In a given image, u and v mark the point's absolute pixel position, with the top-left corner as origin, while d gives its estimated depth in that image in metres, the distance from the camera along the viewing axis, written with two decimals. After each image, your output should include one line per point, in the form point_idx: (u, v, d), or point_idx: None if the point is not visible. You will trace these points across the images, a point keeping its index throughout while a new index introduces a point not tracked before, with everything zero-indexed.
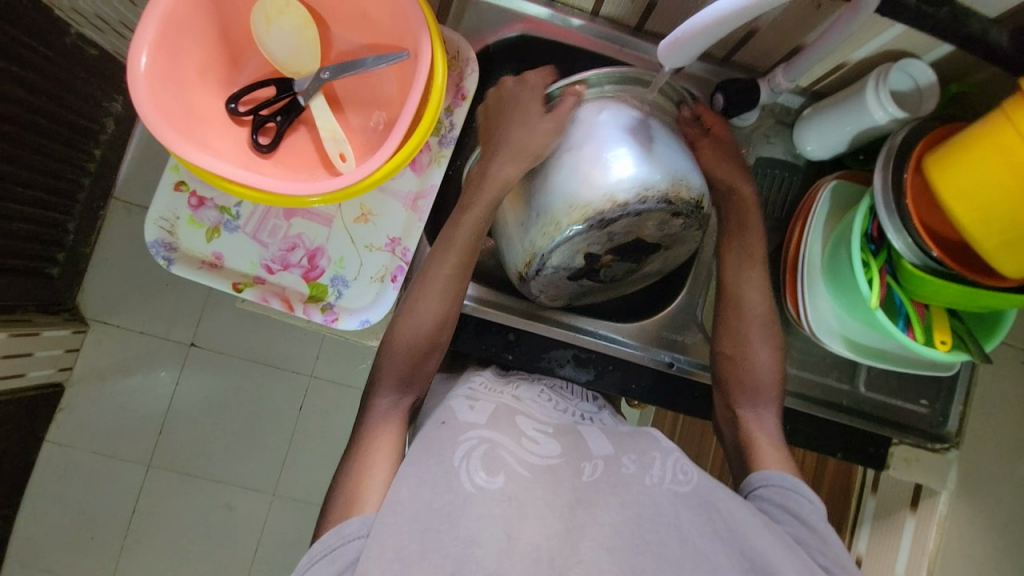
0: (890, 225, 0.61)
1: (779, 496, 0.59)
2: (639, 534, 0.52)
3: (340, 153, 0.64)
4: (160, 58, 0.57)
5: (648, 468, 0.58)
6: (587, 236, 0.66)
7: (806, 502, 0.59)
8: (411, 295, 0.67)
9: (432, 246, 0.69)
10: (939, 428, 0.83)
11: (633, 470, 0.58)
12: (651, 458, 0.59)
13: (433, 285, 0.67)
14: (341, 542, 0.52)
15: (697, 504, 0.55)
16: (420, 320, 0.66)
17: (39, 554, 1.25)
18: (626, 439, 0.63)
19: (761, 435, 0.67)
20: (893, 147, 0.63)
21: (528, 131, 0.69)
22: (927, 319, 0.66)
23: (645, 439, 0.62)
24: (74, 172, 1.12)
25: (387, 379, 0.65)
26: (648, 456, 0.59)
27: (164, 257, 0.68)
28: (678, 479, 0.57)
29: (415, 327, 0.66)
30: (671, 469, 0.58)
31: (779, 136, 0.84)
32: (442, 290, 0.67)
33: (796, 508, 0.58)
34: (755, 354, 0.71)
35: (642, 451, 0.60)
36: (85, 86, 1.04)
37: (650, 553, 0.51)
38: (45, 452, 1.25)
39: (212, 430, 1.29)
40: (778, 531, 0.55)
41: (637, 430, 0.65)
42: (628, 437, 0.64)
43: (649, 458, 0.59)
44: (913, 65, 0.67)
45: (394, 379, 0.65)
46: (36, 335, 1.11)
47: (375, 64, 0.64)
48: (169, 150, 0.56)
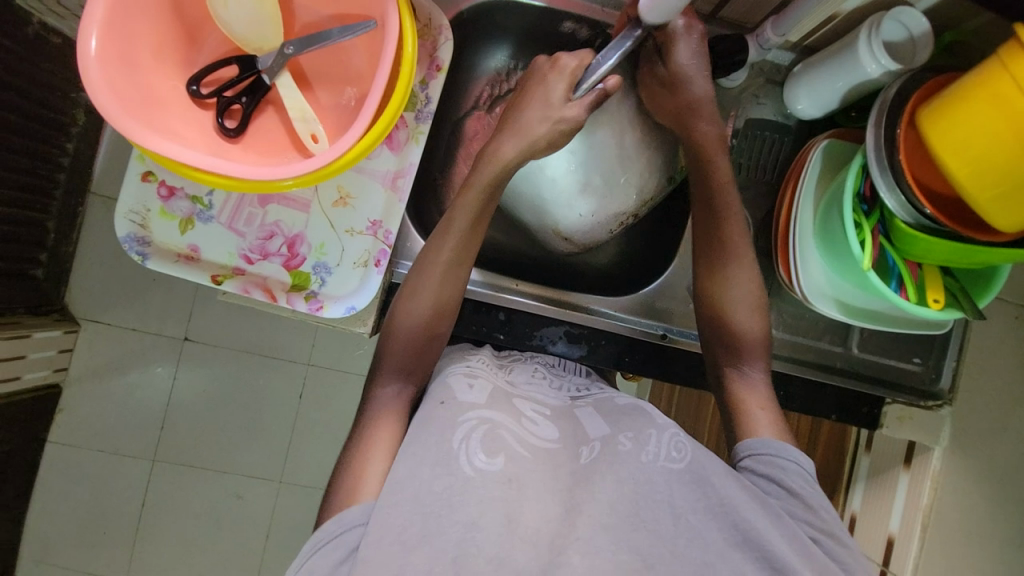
0: (884, 185, 0.60)
1: (762, 465, 0.60)
2: (635, 512, 0.52)
3: (311, 133, 0.61)
4: (110, 40, 0.54)
5: (644, 446, 0.57)
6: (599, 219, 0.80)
7: (790, 469, 0.59)
8: (409, 289, 0.67)
9: (437, 238, 0.67)
10: (933, 385, 0.83)
11: (630, 448, 0.57)
12: (648, 435, 0.58)
13: (428, 279, 0.67)
14: (337, 532, 0.52)
15: (691, 480, 0.54)
16: (418, 310, 0.66)
17: (52, 550, 1.27)
18: (622, 416, 0.61)
19: (751, 393, 0.67)
20: (886, 101, 0.61)
21: (540, 121, 0.69)
22: (919, 279, 0.65)
23: (638, 413, 0.61)
24: (49, 168, 1.08)
25: (388, 365, 0.65)
26: (645, 433, 0.58)
27: (138, 252, 0.65)
28: (673, 455, 0.56)
29: (411, 317, 0.66)
30: (665, 445, 0.57)
31: (768, 96, 0.81)
32: (437, 282, 0.67)
33: (785, 480, 0.58)
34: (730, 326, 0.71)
35: (638, 428, 0.59)
36: (51, 78, 0.99)
37: (644, 530, 0.51)
38: (48, 452, 1.25)
39: (213, 422, 1.29)
40: (768, 504, 0.55)
41: (633, 405, 0.63)
42: (624, 413, 0.62)
43: (645, 435, 0.58)
44: (907, 15, 0.64)
45: (394, 369, 0.65)
46: (26, 337, 1.09)
47: (340, 36, 0.60)
48: (129, 139, 0.53)
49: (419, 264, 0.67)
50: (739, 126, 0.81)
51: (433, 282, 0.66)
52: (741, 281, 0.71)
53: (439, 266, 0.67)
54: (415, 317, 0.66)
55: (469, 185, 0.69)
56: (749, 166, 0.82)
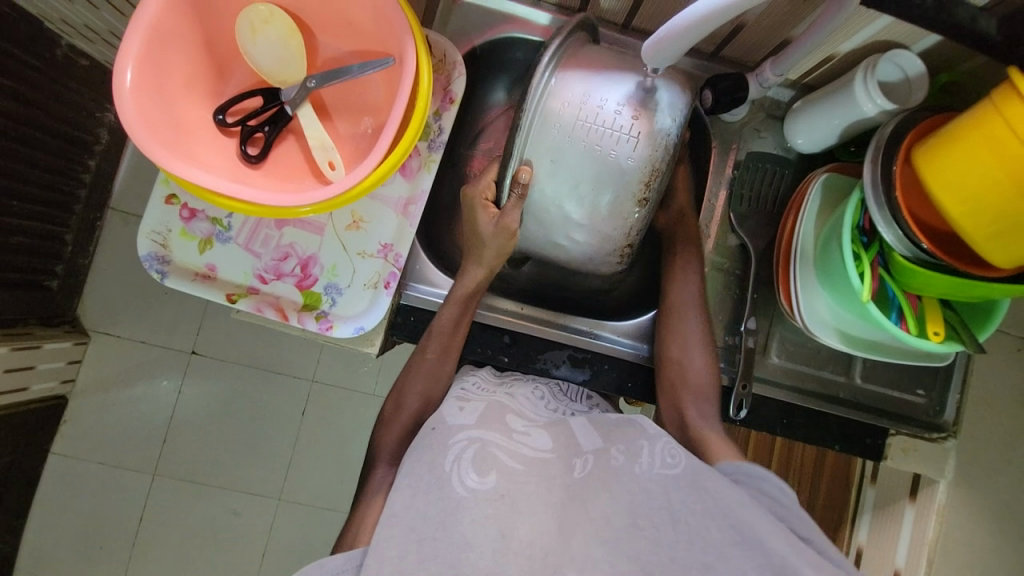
0: (881, 219, 0.62)
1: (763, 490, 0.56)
2: (631, 521, 0.53)
3: (329, 161, 0.64)
4: (145, 72, 0.57)
5: (636, 457, 0.57)
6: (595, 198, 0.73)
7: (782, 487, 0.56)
8: (401, 388, 0.70)
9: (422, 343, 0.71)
10: (937, 417, 0.82)
11: (622, 461, 0.58)
12: (639, 447, 0.58)
13: (415, 377, 0.70)
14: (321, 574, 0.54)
15: (686, 488, 0.54)
16: (407, 401, 0.69)
17: (48, 564, 1.26)
18: (616, 428, 0.61)
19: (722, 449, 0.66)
20: (882, 139, 0.63)
21: (492, 238, 0.72)
22: (919, 311, 0.66)
23: (629, 425, 0.60)
24: (69, 183, 1.12)
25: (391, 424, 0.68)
26: (636, 444, 0.58)
27: (158, 271, 0.68)
28: (666, 463, 0.56)
29: (398, 411, 0.69)
30: (659, 454, 0.57)
31: (769, 130, 0.84)
32: (426, 379, 0.70)
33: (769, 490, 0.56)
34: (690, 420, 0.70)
35: (630, 441, 0.59)
36: (77, 98, 1.04)
37: (642, 537, 0.52)
38: (51, 462, 1.26)
39: (215, 437, 1.30)
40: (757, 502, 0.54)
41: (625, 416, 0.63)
42: (617, 427, 0.62)
43: (636, 447, 0.58)
44: (902, 57, 0.66)
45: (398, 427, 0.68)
46: (37, 347, 1.12)
47: (360, 71, 0.63)
48: (158, 165, 0.56)
49: (409, 365, 0.71)
50: (739, 158, 0.84)
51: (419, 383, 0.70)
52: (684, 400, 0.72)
53: (424, 367, 0.70)
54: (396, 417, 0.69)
55: (450, 297, 0.73)
56: (751, 198, 0.82)
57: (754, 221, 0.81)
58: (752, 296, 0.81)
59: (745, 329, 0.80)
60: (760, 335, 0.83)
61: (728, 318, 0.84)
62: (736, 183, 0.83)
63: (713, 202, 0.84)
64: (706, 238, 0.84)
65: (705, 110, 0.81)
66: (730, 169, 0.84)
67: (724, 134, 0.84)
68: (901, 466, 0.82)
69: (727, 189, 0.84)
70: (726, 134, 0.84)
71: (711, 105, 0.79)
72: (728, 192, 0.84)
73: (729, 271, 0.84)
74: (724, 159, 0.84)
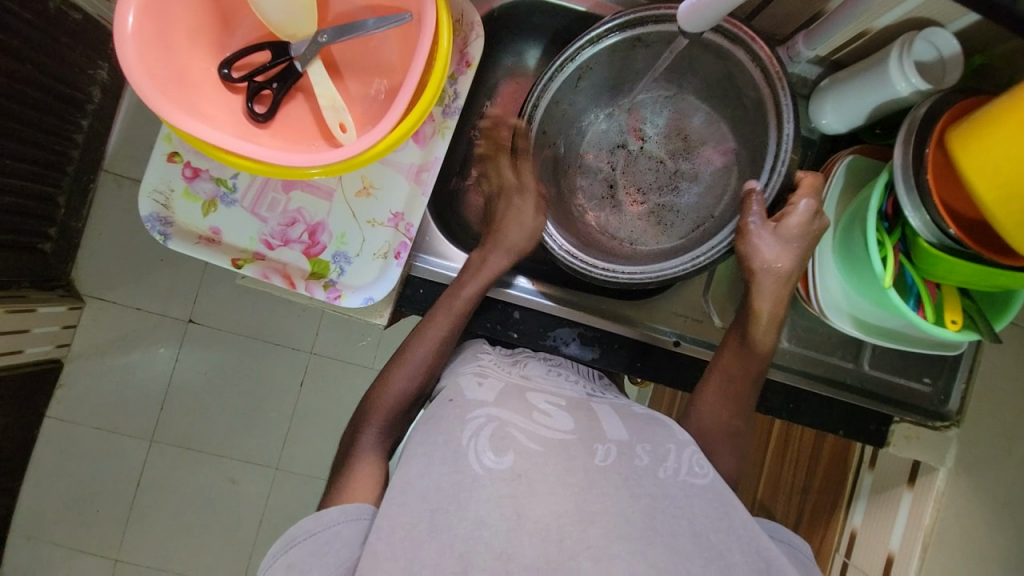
0: (908, 202, 0.60)
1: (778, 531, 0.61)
2: (650, 524, 0.50)
3: (340, 123, 0.61)
4: (147, 19, 0.54)
5: (662, 461, 0.56)
6: (655, 183, 0.85)
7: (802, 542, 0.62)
8: (409, 346, 0.68)
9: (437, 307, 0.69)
10: (942, 406, 0.84)
11: (648, 462, 0.56)
12: (666, 451, 0.58)
13: (428, 340, 0.68)
14: (319, 527, 0.54)
15: (713, 499, 0.54)
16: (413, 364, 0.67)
17: (44, 526, 1.26)
18: (643, 427, 0.61)
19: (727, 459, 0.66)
20: (915, 120, 0.61)
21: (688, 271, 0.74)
22: (937, 299, 0.66)
23: (661, 428, 0.61)
24: (62, 144, 1.08)
25: (394, 392, 0.66)
26: (664, 448, 0.58)
27: (160, 232, 0.65)
28: (694, 471, 0.56)
29: (404, 369, 0.67)
30: (687, 461, 0.57)
31: (794, 109, 0.81)
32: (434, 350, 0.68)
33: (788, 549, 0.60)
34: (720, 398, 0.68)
35: (657, 442, 0.59)
36: (70, 54, 0.99)
37: (662, 543, 0.49)
38: (46, 426, 1.25)
39: (211, 406, 1.29)
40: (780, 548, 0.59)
41: (651, 416, 0.64)
42: (643, 424, 0.62)
43: (664, 450, 0.58)
44: (938, 36, 0.64)
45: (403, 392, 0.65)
46: (31, 311, 1.09)
47: (376, 27, 0.60)
48: (161, 118, 0.53)
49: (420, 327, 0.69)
50: None
51: (430, 343, 0.68)
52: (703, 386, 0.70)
53: (438, 331, 0.68)
54: (410, 375, 0.67)
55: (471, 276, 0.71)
56: None
57: None
58: None
59: None
60: None
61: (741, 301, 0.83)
62: None
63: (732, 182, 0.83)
64: None
65: None
66: None
67: None
68: (902, 453, 0.83)
69: None
70: None
71: None
72: None
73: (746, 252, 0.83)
74: None
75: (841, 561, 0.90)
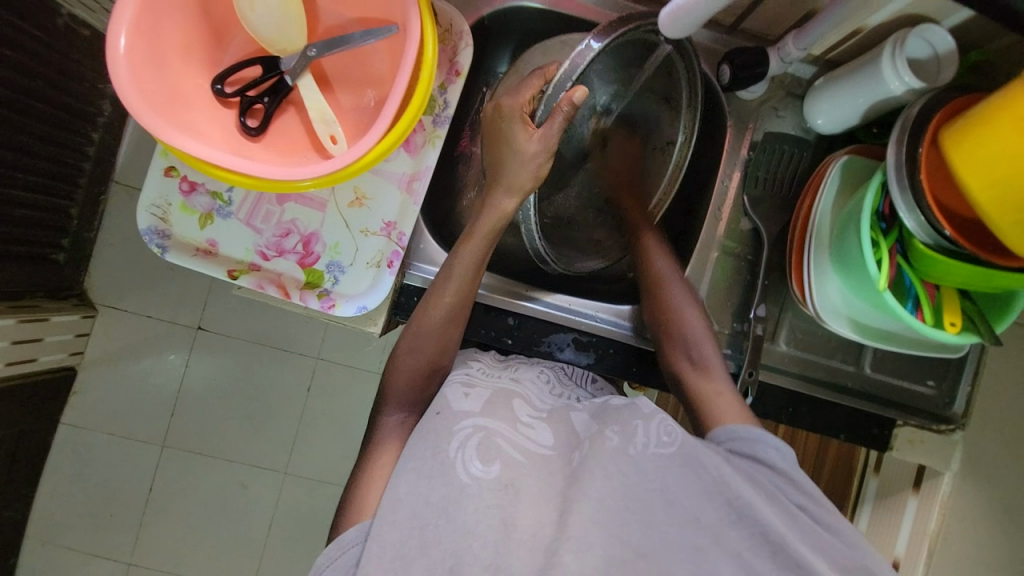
0: (903, 204, 0.59)
1: (745, 446, 0.58)
2: (625, 505, 0.53)
3: (330, 134, 0.62)
4: (139, 40, 0.55)
5: (632, 438, 0.56)
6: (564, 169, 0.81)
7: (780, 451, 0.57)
8: (415, 323, 0.67)
9: (442, 278, 0.67)
10: (946, 409, 0.81)
11: (617, 442, 0.56)
12: (634, 428, 0.57)
13: (433, 319, 0.67)
14: (341, 552, 0.54)
15: (683, 467, 0.54)
16: (421, 347, 0.66)
17: (61, 531, 1.29)
18: (609, 410, 0.60)
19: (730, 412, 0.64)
20: (910, 117, 0.60)
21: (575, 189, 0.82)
22: (937, 300, 0.64)
23: (626, 406, 0.59)
24: (74, 156, 1.11)
25: (394, 398, 0.66)
26: (631, 425, 0.57)
27: (158, 245, 0.67)
28: (662, 441, 0.55)
29: (413, 355, 0.66)
30: (654, 431, 0.56)
31: (788, 109, 0.80)
32: (441, 326, 0.67)
33: (766, 455, 0.57)
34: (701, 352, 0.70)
35: (624, 421, 0.57)
36: (79, 68, 1.02)
37: (637, 522, 0.52)
38: (62, 432, 1.28)
39: (221, 411, 1.32)
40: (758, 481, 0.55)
41: (624, 400, 0.61)
42: (611, 407, 0.61)
43: (631, 428, 0.57)
44: (933, 32, 0.63)
45: (401, 398, 0.66)
46: (45, 320, 1.12)
47: (363, 39, 0.61)
48: (154, 136, 0.55)
49: (425, 304, 0.67)
50: (756, 138, 0.81)
51: (433, 324, 0.66)
52: (676, 342, 0.72)
53: (441, 309, 0.67)
54: (416, 355, 0.66)
55: (473, 234, 0.67)
56: (767, 179, 0.80)
57: (768, 204, 0.79)
58: (761, 282, 0.79)
59: (754, 316, 0.78)
60: (769, 323, 0.81)
61: (739, 304, 0.82)
62: (751, 164, 0.80)
63: (727, 184, 0.82)
64: (718, 222, 0.82)
65: (723, 86, 0.78)
66: (746, 149, 0.81)
67: (741, 112, 0.81)
68: (905, 456, 0.82)
69: (742, 169, 0.81)
70: (742, 113, 0.81)
71: (729, 81, 0.77)
72: (743, 172, 0.81)
73: (741, 255, 0.82)
74: (740, 138, 0.81)
75: None
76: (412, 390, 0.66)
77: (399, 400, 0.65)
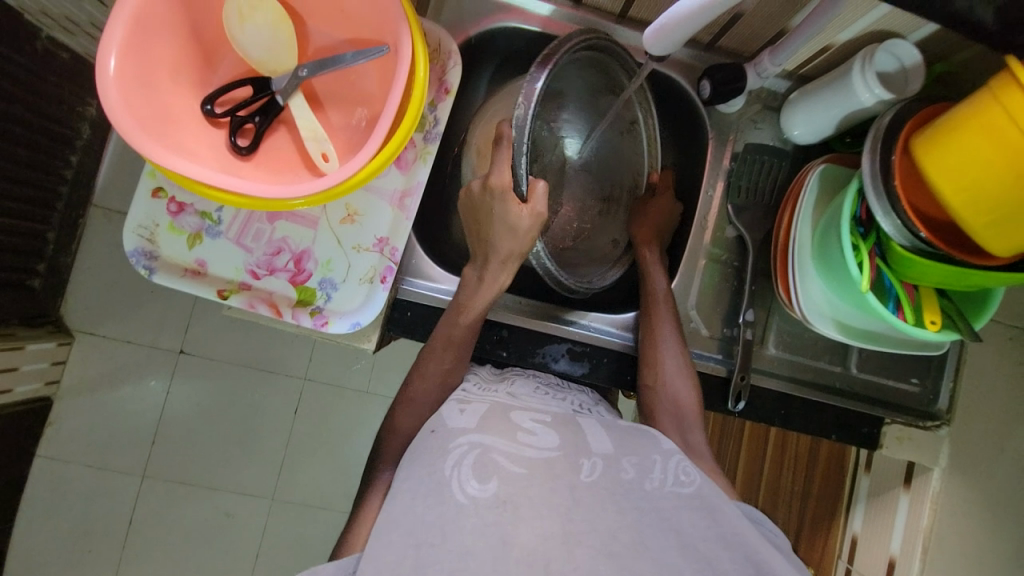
0: (879, 208, 0.62)
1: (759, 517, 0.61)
2: (639, 539, 0.52)
3: (322, 153, 0.62)
4: (129, 59, 0.55)
5: (648, 472, 0.59)
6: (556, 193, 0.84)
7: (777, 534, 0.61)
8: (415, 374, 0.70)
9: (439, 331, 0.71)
10: (931, 406, 0.84)
11: (633, 475, 0.58)
12: (652, 462, 0.60)
13: (428, 382, 0.69)
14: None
15: (700, 507, 0.56)
16: (418, 407, 0.69)
17: (33, 571, 1.23)
18: (627, 436, 0.64)
19: (700, 462, 0.69)
20: (881, 128, 0.63)
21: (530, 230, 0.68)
22: (916, 299, 0.67)
23: (645, 440, 0.63)
24: (50, 180, 1.08)
25: (389, 457, 0.67)
26: (649, 459, 0.60)
27: (145, 266, 0.66)
28: (680, 481, 0.58)
29: (412, 414, 0.69)
30: (672, 471, 0.59)
31: (766, 121, 0.84)
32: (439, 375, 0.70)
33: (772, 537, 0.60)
34: (676, 374, 0.74)
35: (643, 454, 0.61)
36: (58, 91, 1.00)
37: (647, 558, 0.51)
38: (36, 466, 1.23)
39: (206, 437, 1.28)
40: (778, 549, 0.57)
41: (636, 427, 0.65)
42: (628, 434, 0.64)
43: (649, 462, 0.60)
44: (899, 47, 0.67)
45: (395, 454, 0.68)
46: (20, 348, 1.08)
47: (354, 59, 0.62)
48: (144, 156, 0.54)
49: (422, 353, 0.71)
50: (737, 149, 0.84)
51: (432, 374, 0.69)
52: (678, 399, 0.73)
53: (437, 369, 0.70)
54: (414, 412, 0.69)
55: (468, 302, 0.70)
56: (749, 189, 0.82)
57: (752, 212, 0.82)
58: (749, 288, 0.81)
59: (743, 321, 0.80)
60: (758, 327, 0.83)
61: (727, 310, 0.83)
62: (733, 174, 0.83)
63: (711, 193, 0.84)
64: (703, 231, 0.84)
65: (703, 100, 0.81)
66: (727, 160, 0.84)
67: (721, 125, 0.84)
68: (895, 455, 0.83)
69: (725, 179, 0.84)
70: (722, 125, 0.84)
71: (709, 95, 0.79)
72: (726, 182, 0.84)
73: (727, 262, 0.84)
74: (721, 148, 0.84)
75: (844, 566, 0.92)
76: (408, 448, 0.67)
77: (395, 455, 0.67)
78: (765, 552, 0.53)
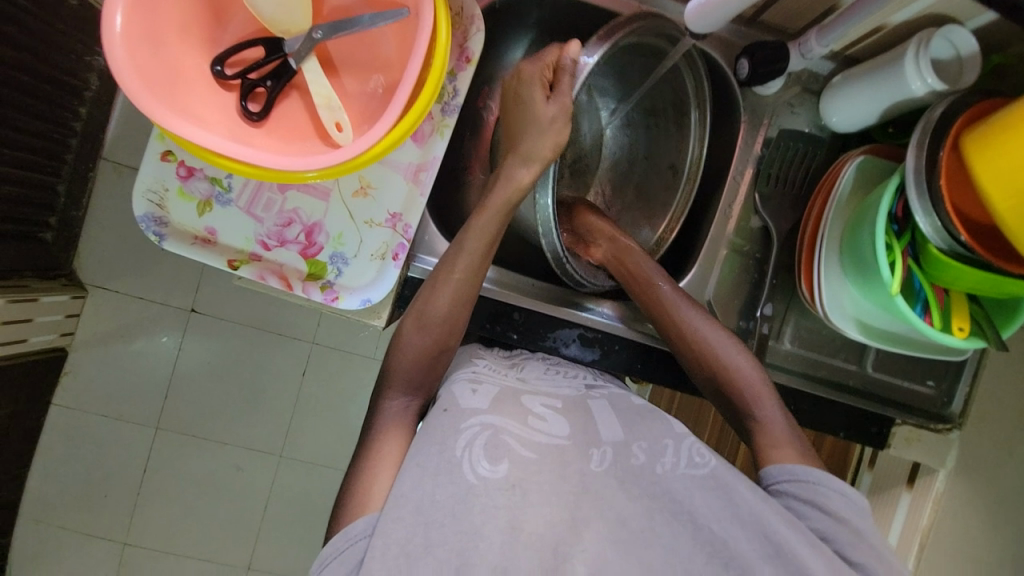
0: (919, 207, 0.58)
1: (802, 490, 0.57)
2: (647, 527, 0.53)
3: (336, 122, 0.60)
4: (134, 15, 0.52)
5: (659, 456, 0.59)
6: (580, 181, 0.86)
7: (837, 497, 0.56)
8: (425, 299, 0.65)
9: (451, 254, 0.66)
10: (944, 408, 0.82)
11: (644, 460, 0.58)
12: (664, 445, 0.59)
13: (434, 308, 0.65)
14: (347, 543, 0.53)
15: (714, 488, 0.56)
16: (427, 333, 0.65)
17: (53, 511, 1.29)
18: (640, 420, 0.62)
19: (773, 437, 0.64)
20: (932, 120, 0.59)
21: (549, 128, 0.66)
22: (945, 304, 0.64)
23: (658, 421, 0.62)
24: (61, 131, 1.06)
25: (396, 381, 0.64)
26: (660, 443, 0.60)
27: (155, 233, 0.64)
28: (694, 462, 0.58)
29: (422, 333, 0.65)
30: (686, 453, 0.59)
31: (803, 106, 0.79)
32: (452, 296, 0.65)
33: (823, 501, 0.56)
34: (725, 352, 0.69)
35: (654, 438, 0.60)
36: (65, 39, 0.97)
37: (656, 546, 0.52)
38: (53, 413, 1.26)
39: (216, 394, 1.30)
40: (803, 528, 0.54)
41: (649, 410, 0.64)
42: (641, 417, 0.63)
43: (660, 446, 0.59)
44: (957, 33, 0.62)
45: (404, 382, 0.64)
46: (35, 300, 1.08)
47: (371, 22, 0.58)
48: (151, 119, 0.52)
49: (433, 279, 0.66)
50: (770, 135, 0.79)
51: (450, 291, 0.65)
52: (720, 364, 0.69)
53: (439, 307, 0.65)
54: (424, 333, 0.65)
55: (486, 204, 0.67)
56: (779, 177, 0.78)
57: (779, 201, 0.78)
58: (770, 281, 0.79)
59: (760, 314, 0.79)
60: (775, 322, 0.81)
61: (745, 303, 0.81)
62: (764, 162, 0.79)
63: (738, 180, 0.80)
64: (727, 219, 0.81)
65: (740, 80, 0.77)
66: (758, 147, 0.79)
67: (756, 108, 0.79)
68: (903, 454, 0.84)
69: (754, 167, 0.79)
70: (758, 107, 0.79)
71: (747, 77, 0.75)
72: (755, 170, 0.79)
73: (749, 254, 0.81)
74: (752, 135, 0.79)
75: None
76: (417, 375, 0.65)
77: (403, 383, 0.64)
78: (787, 535, 0.52)
